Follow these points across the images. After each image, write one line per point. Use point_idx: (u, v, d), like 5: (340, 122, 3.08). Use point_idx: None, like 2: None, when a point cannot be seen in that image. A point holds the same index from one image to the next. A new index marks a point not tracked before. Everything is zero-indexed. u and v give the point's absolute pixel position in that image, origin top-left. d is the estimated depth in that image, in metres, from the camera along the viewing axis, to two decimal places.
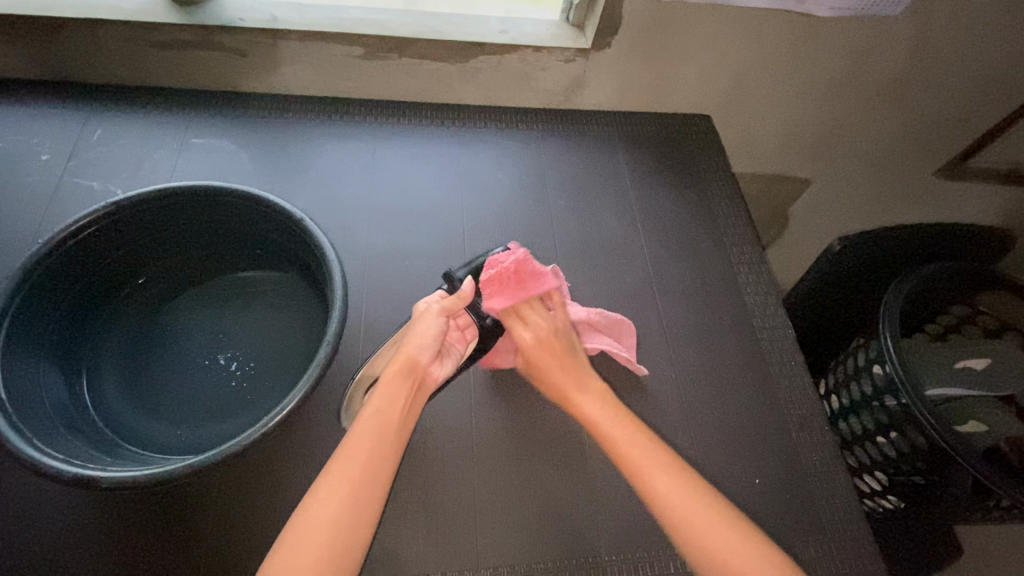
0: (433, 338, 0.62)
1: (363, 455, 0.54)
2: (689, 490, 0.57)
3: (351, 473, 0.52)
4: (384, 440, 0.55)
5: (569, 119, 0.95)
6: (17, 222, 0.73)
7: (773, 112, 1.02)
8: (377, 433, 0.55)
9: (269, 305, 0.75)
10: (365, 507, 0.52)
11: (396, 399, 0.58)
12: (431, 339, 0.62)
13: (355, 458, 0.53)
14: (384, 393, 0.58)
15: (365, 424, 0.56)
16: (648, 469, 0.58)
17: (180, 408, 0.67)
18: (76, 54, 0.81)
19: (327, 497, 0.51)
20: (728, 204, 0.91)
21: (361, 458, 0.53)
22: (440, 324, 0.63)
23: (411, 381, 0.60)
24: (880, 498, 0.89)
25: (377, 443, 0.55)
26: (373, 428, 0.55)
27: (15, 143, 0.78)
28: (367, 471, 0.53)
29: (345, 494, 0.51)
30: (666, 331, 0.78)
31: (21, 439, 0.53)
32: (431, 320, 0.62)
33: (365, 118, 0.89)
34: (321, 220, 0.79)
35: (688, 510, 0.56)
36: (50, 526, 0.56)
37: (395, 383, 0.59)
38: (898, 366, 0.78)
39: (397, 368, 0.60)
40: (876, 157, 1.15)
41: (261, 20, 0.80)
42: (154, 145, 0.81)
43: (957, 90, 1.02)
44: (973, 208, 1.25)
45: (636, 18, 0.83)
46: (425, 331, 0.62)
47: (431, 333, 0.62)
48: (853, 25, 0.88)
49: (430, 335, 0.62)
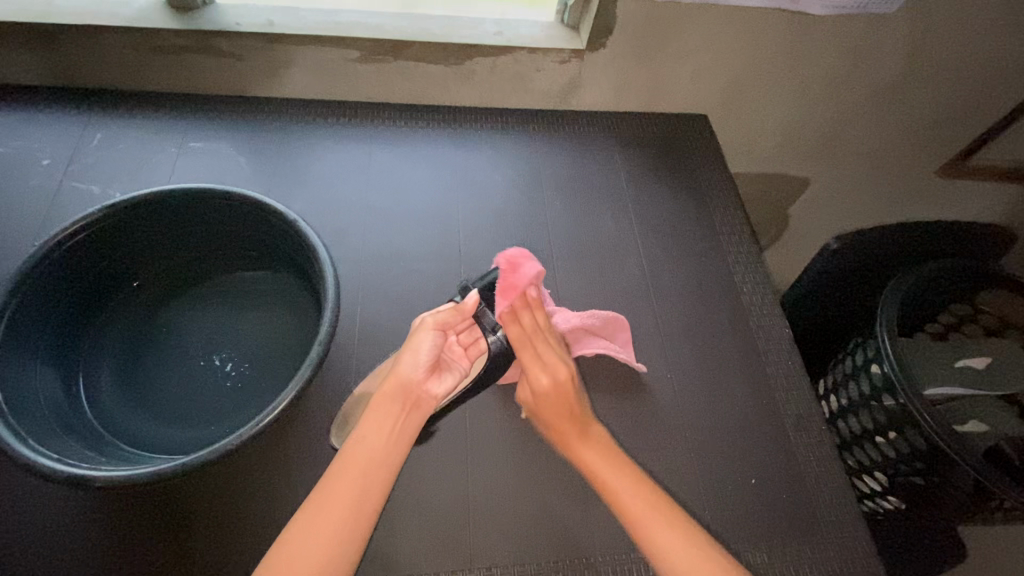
0: (425, 354, 0.60)
1: (344, 494, 0.52)
2: (660, 517, 0.57)
3: (340, 512, 0.51)
4: (367, 484, 0.53)
5: (565, 120, 0.95)
6: (18, 226, 0.74)
7: (772, 110, 1.01)
8: (364, 472, 0.53)
9: (263, 308, 0.76)
10: (347, 546, 0.50)
11: (395, 424, 0.57)
12: (423, 349, 0.61)
13: (340, 496, 0.52)
14: (368, 430, 0.56)
15: (349, 462, 0.54)
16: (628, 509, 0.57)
17: (175, 409, 0.68)
18: (76, 60, 0.82)
19: (309, 534, 0.50)
20: (723, 202, 0.91)
21: (347, 498, 0.52)
22: (436, 341, 0.61)
23: (406, 403, 0.59)
24: (880, 499, 0.88)
25: (358, 482, 0.53)
26: (359, 468, 0.53)
27: (15, 149, 0.79)
28: (352, 512, 0.51)
29: (326, 536, 0.50)
30: (662, 330, 0.78)
31: (14, 440, 0.53)
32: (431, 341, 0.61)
33: (361, 120, 0.90)
34: (317, 222, 0.80)
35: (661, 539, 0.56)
36: (44, 528, 0.56)
37: (389, 403, 0.58)
38: (895, 365, 0.77)
39: (384, 402, 0.58)
40: (876, 156, 1.14)
41: (256, 24, 0.80)
42: (153, 149, 0.82)
43: (958, 87, 1.01)
44: (975, 206, 1.24)
45: (630, 20, 0.83)
46: (417, 348, 0.61)
47: (424, 344, 0.61)
48: (849, 23, 0.87)
49: (419, 345, 0.61)
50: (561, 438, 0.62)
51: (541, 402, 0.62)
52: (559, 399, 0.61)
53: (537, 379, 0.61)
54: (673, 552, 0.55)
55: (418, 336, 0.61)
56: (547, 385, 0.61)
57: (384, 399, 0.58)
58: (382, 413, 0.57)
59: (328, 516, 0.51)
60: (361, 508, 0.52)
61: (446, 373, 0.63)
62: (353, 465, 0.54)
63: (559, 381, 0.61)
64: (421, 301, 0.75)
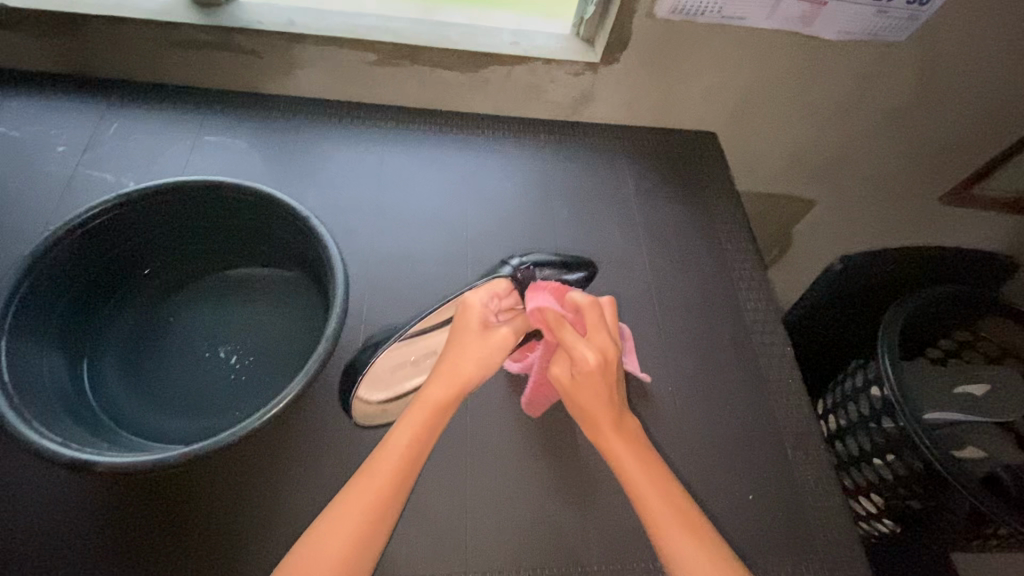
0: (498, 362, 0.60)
1: (377, 490, 0.52)
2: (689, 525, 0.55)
3: (370, 503, 0.51)
4: (402, 479, 0.53)
5: (577, 131, 0.96)
6: (32, 211, 0.74)
7: (780, 131, 1.03)
8: (399, 466, 0.54)
9: (271, 302, 0.76)
10: (373, 540, 0.51)
11: (429, 426, 0.56)
12: (493, 364, 0.60)
13: (373, 488, 0.52)
14: (408, 426, 0.56)
15: (388, 457, 0.54)
16: (650, 506, 0.56)
17: (178, 399, 0.68)
18: (97, 50, 0.83)
19: (336, 530, 0.50)
20: (730, 219, 0.92)
21: (380, 490, 0.52)
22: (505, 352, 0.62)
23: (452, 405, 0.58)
24: (876, 522, 0.88)
25: (392, 478, 0.53)
26: (395, 463, 0.53)
27: (31, 135, 0.80)
28: (382, 506, 0.52)
29: (356, 526, 0.50)
30: (665, 342, 0.79)
31: (19, 421, 0.53)
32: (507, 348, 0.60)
33: (374, 122, 0.90)
34: (327, 219, 0.80)
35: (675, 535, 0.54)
36: (41, 513, 0.56)
37: (439, 404, 0.57)
38: (896, 387, 0.78)
39: (434, 401, 0.57)
40: (881, 181, 1.16)
41: (277, 23, 0.81)
42: (168, 141, 0.83)
43: (964, 117, 1.03)
44: (978, 235, 1.26)
45: (646, 37, 0.84)
46: (493, 356, 0.60)
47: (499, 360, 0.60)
48: (861, 48, 0.88)
49: (495, 358, 0.60)
50: (597, 427, 0.59)
51: (581, 376, 0.59)
52: (597, 380, 0.59)
53: (583, 355, 0.58)
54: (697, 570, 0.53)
55: (495, 342, 0.60)
56: (593, 362, 0.58)
57: (428, 389, 0.58)
58: (419, 405, 0.57)
59: (360, 504, 0.51)
60: (392, 499, 0.52)
61: None
62: (384, 460, 0.53)
63: (604, 360, 0.59)
64: (428, 303, 0.75)
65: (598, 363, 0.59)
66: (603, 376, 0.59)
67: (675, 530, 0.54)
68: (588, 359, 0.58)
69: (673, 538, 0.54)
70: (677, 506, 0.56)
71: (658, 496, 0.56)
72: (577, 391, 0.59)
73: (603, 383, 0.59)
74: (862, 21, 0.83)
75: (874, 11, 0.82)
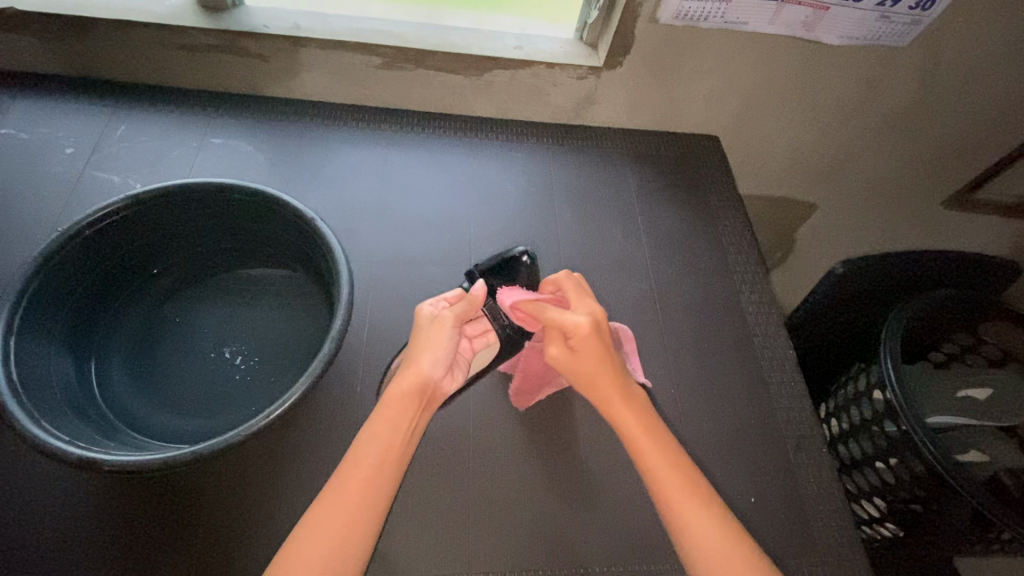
0: (447, 350, 0.58)
1: (350, 500, 0.50)
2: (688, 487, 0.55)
3: (347, 512, 0.49)
4: (375, 487, 0.51)
5: (579, 135, 0.97)
6: (39, 213, 0.75)
7: (782, 135, 1.03)
8: (370, 475, 0.51)
9: (276, 303, 0.77)
10: (354, 548, 0.48)
11: (397, 431, 0.54)
12: (445, 348, 0.58)
13: (347, 500, 0.50)
14: (374, 432, 0.53)
15: (356, 467, 0.51)
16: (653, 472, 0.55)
17: (183, 399, 0.68)
18: (105, 53, 0.83)
19: (314, 541, 0.48)
20: (732, 222, 0.92)
21: (352, 502, 0.50)
22: (454, 337, 0.58)
23: (418, 406, 0.55)
24: (878, 525, 0.88)
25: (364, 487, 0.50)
26: (367, 472, 0.51)
27: (39, 137, 0.81)
28: (358, 515, 0.49)
29: (334, 538, 0.48)
30: (667, 345, 0.79)
31: (27, 419, 0.54)
32: (445, 329, 0.58)
33: (379, 125, 0.91)
34: (332, 221, 0.81)
35: (684, 500, 0.54)
36: (46, 511, 0.56)
37: (402, 409, 0.55)
38: (898, 392, 0.78)
39: (399, 403, 0.55)
40: (883, 185, 1.16)
41: (282, 27, 0.82)
42: (175, 144, 0.83)
43: (966, 122, 1.03)
44: (980, 238, 1.26)
45: (650, 41, 0.84)
46: (440, 344, 0.57)
47: (448, 340, 0.58)
48: (864, 53, 0.89)
49: (443, 340, 0.58)
50: (600, 394, 0.59)
51: (577, 344, 0.58)
52: (594, 342, 0.58)
53: (574, 320, 0.58)
54: (700, 535, 0.52)
55: (437, 331, 0.58)
56: (586, 324, 0.58)
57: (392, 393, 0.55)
58: (384, 410, 0.54)
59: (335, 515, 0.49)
60: (367, 509, 0.50)
61: (458, 372, 0.60)
62: (354, 469, 0.51)
63: (596, 321, 0.59)
64: None
65: (591, 325, 0.58)
66: (600, 338, 0.59)
67: (680, 495, 0.54)
68: (580, 324, 0.58)
69: (681, 504, 0.53)
70: (680, 464, 0.56)
71: (664, 462, 0.55)
72: (578, 359, 0.58)
73: (600, 346, 0.59)
74: (864, 26, 0.84)
75: (876, 16, 0.82)
